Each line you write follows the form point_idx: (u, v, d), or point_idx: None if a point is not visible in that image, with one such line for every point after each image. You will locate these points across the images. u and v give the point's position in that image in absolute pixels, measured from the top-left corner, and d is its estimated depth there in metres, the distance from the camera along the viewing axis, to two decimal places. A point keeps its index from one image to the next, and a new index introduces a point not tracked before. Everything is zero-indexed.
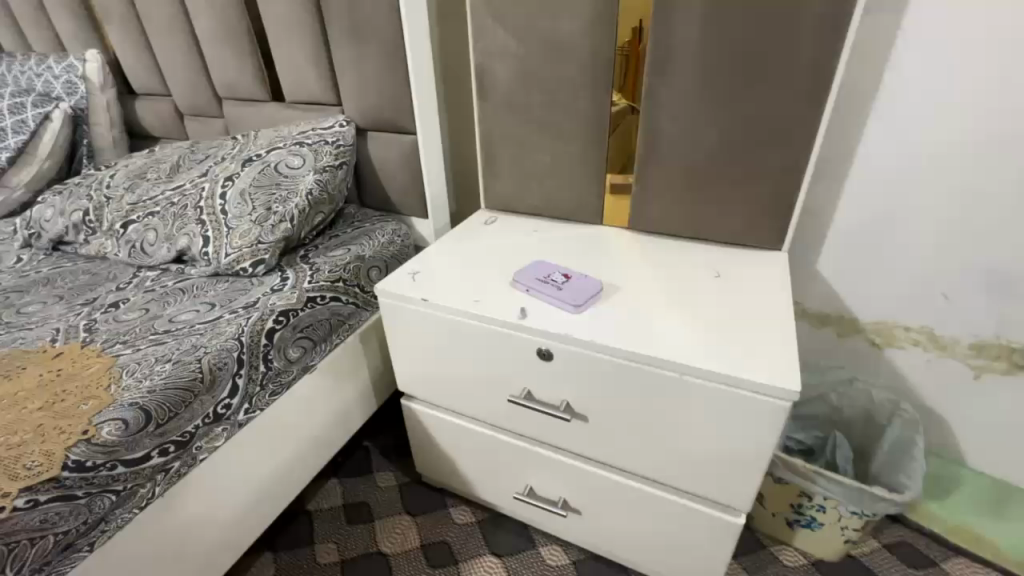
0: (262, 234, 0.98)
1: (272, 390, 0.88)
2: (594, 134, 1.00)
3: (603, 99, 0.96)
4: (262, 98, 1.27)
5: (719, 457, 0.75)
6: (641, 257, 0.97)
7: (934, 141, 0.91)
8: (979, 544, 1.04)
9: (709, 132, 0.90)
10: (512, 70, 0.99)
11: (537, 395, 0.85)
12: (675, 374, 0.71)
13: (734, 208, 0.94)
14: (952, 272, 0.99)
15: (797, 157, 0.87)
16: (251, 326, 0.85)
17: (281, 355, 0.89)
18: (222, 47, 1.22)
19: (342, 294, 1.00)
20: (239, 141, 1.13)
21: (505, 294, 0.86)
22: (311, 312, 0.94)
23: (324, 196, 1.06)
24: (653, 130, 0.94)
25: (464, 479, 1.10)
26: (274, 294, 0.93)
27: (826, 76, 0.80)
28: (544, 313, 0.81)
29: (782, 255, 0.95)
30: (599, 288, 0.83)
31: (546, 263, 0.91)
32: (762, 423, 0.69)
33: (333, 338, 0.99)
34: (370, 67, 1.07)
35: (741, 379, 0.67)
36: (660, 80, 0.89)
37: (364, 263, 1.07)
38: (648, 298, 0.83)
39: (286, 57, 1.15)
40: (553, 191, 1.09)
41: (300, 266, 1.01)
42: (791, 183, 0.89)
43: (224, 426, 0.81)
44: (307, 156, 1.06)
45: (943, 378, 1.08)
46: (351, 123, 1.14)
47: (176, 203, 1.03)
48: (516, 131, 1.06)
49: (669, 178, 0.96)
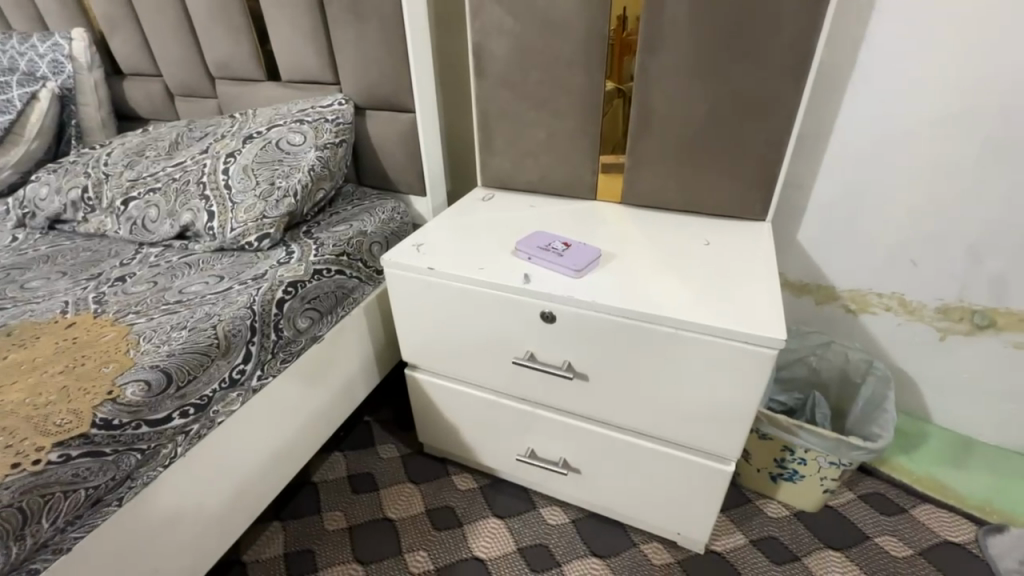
0: (267, 209, 1.00)
1: (283, 358, 0.91)
2: (588, 111, 1.04)
3: (598, 76, 0.99)
4: (258, 77, 1.28)
5: (711, 408, 0.81)
6: (634, 228, 1.02)
7: (904, 116, 0.98)
8: (943, 491, 1.13)
9: (698, 107, 0.95)
10: (509, 48, 1.03)
11: (539, 357, 0.90)
12: (671, 329, 0.76)
13: (722, 181, 1.00)
14: (921, 240, 1.07)
15: (781, 130, 0.92)
16: (262, 296, 0.88)
17: (291, 325, 0.91)
18: (216, 25, 1.22)
19: (347, 268, 1.03)
20: (237, 119, 1.14)
21: (508, 262, 0.90)
22: (318, 284, 0.97)
23: (326, 172, 1.08)
24: (645, 105, 0.98)
25: (466, 445, 1.14)
26: (281, 267, 0.96)
27: (807, 51, 0.85)
28: (547, 278, 0.85)
29: (766, 225, 1.01)
30: (598, 253, 0.88)
31: (545, 233, 0.95)
32: (751, 372, 0.74)
33: (338, 310, 1.02)
34: (368, 45, 1.09)
35: (732, 331, 0.72)
36: (651, 56, 0.93)
37: (366, 238, 1.09)
38: (643, 264, 0.88)
39: (283, 35, 1.16)
40: (549, 167, 1.13)
41: (304, 240, 1.04)
42: (775, 155, 0.95)
43: (239, 391, 0.83)
44: (308, 133, 1.08)
45: (912, 340, 1.17)
46: (350, 101, 1.16)
47: (177, 180, 1.04)
48: (513, 108, 1.09)
49: (661, 153, 1.01)
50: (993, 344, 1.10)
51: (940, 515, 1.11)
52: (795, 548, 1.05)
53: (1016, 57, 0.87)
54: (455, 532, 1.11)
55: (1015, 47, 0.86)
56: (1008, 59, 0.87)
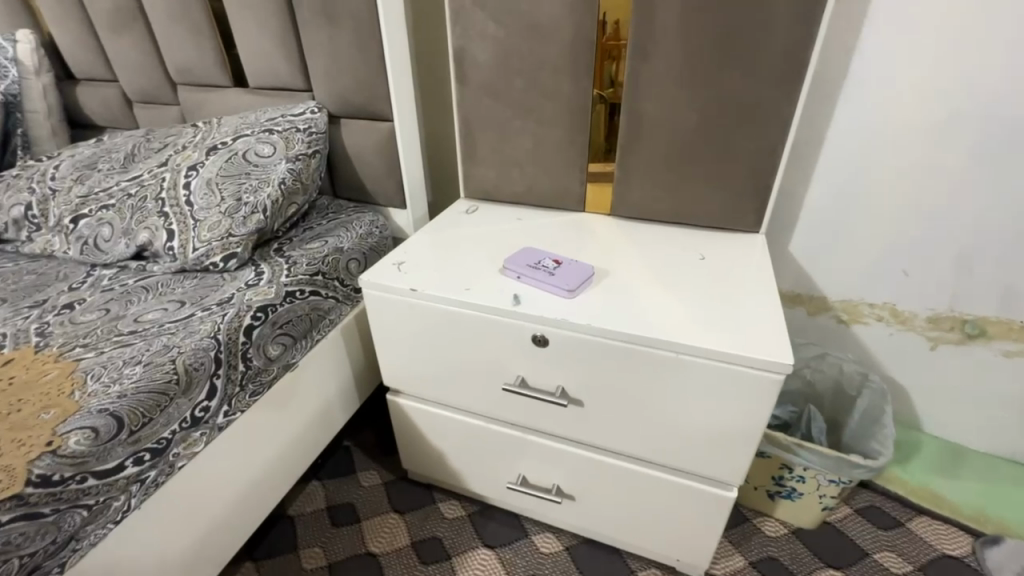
0: (233, 226, 0.92)
1: (251, 390, 0.83)
2: (576, 119, 0.99)
3: (586, 83, 0.95)
4: (223, 83, 1.20)
5: (714, 435, 0.76)
6: (626, 241, 0.98)
7: (896, 124, 0.96)
8: (939, 503, 1.12)
9: (690, 116, 0.91)
10: (492, 54, 0.98)
11: (531, 382, 0.85)
12: (671, 353, 0.71)
13: (714, 192, 0.96)
14: (913, 250, 1.05)
15: (775, 139, 0.89)
16: (228, 323, 0.80)
17: (260, 354, 0.84)
18: (177, 27, 1.14)
19: (322, 288, 0.97)
20: (200, 128, 1.06)
21: (495, 282, 0.85)
22: (290, 307, 0.90)
23: (297, 186, 1.01)
24: (634, 114, 0.94)
25: (453, 471, 1.08)
26: (249, 289, 0.88)
27: (801, 58, 0.82)
28: (537, 298, 0.80)
29: (760, 237, 0.99)
30: (591, 271, 0.83)
31: (535, 249, 0.90)
32: (755, 398, 0.70)
33: (313, 334, 0.95)
34: (341, 50, 1.03)
35: (735, 355, 0.68)
36: (641, 63, 0.89)
37: (343, 255, 1.03)
38: (638, 281, 0.84)
39: (249, 38, 1.09)
40: (535, 178, 1.08)
41: (274, 259, 0.97)
42: (770, 165, 0.92)
43: (203, 431, 0.75)
44: (278, 144, 1.01)
45: (904, 351, 1.15)
46: (323, 110, 1.09)
47: (133, 195, 0.96)
48: (497, 117, 1.04)
49: (652, 163, 0.97)
50: (984, 352, 1.09)
51: (936, 527, 1.10)
52: (794, 568, 1.02)
53: (1007, 64, 0.85)
54: (443, 566, 1.04)
55: (1006, 54, 0.85)
56: (999, 66, 0.86)
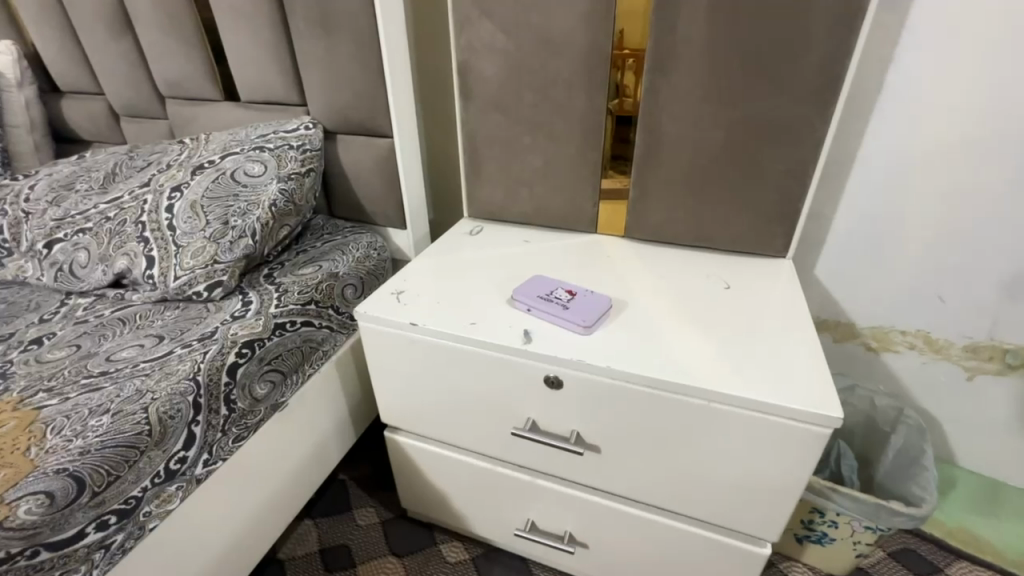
0: (219, 252, 0.85)
1: (235, 435, 0.76)
2: (589, 136, 0.92)
3: (601, 97, 0.88)
4: (214, 96, 1.13)
5: (747, 488, 0.69)
6: (644, 267, 0.91)
7: (934, 141, 0.89)
8: (979, 546, 1.04)
9: (714, 133, 0.84)
10: (500, 67, 0.91)
11: (542, 426, 0.77)
12: (702, 401, 0.64)
13: (739, 215, 0.89)
14: (949, 275, 0.98)
15: (806, 159, 0.82)
16: (209, 362, 0.73)
17: (245, 394, 0.77)
18: (166, 39, 1.08)
19: (315, 317, 0.90)
20: (186, 145, 1.00)
21: (504, 315, 0.77)
22: (279, 341, 0.83)
23: (289, 207, 0.95)
24: (653, 131, 0.87)
25: (456, 512, 1.00)
26: (235, 322, 0.81)
27: (837, 73, 0.76)
28: (550, 335, 0.73)
29: (787, 262, 0.92)
30: (608, 303, 0.76)
31: (547, 278, 0.83)
32: (796, 452, 0.63)
33: (305, 368, 0.88)
34: (338, 63, 0.96)
35: (776, 407, 0.61)
36: (661, 77, 0.83)
37: (339, 281, 0.96)
38: (660, 315, 0.77)
39: (241, 50, 1.03)
40: (545, 198, 1.01)
41: (264, 287, 0.90)
42: (800, 187, 0.85)
43: (180, 484, 0.68)
44: (269, 163, 0.94)
45: (938, 381, 1.08)
46: (318, 126, 1.03)
47: (112, 218, 0.89)
48: (504, 134, 0.97)
49: (670, 183, 0.90)
50: None
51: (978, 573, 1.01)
52: None
53: None
54: None
55: None
56: None
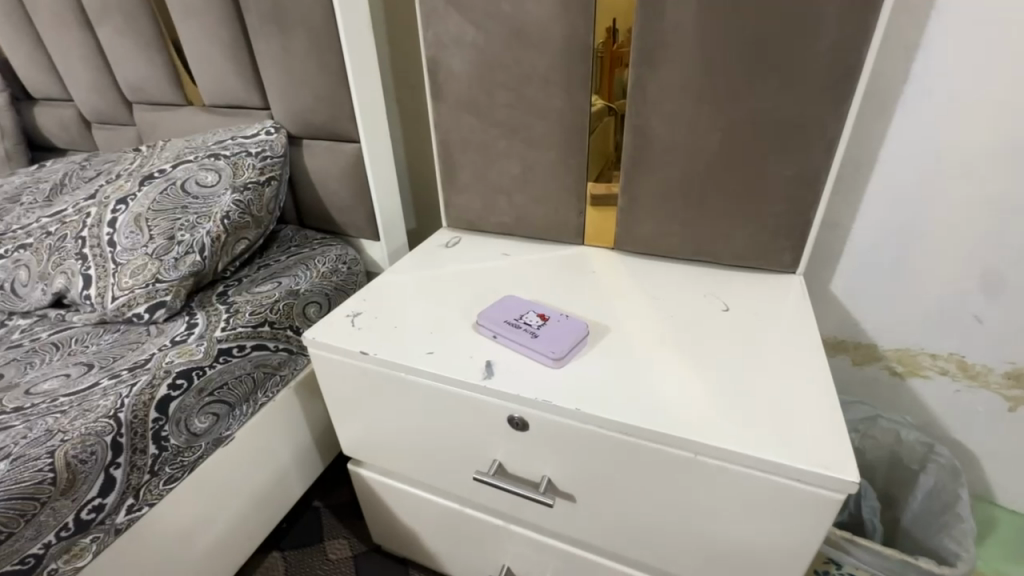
0: (161, 270, 0.78)
1: (168, 476, 0.69)
2: (572, 139, 0.82)
3: (582, 95, 0.78)
4: (179, 101, 1.07)
5: (745, 553, 0.58)
6: (633, 284, 0.81)
7: (968, 140, 0.77)
8: None
9: (711, 133, 0.73)
10: (470, 64, 0.82)
11: (511, 469, 0.68)
12: (689, 454, 0.54)
13: (742, 227, 0.79)
14: (988, 293, 0.85)
15: (817, 164, 0.71)
16: (133, 398, 0.66)
17: (180, 430, 0.69)
18: (127, 42, 1.02)
19: (270, 340, 0.82)
20: (141, 153, 0.94)
21: (467, 344, 0.68)
22: (224, 368, 0.75)
23: (245, 220, 0.87)
24: (641, 133, 0.77)
25: (428, 553, 0.91)
26: (174, 348, 0.74)
27: (854, 62, 0.64)
28: (515, 369, 0.63)
29: (797, 279, 0.81)
30: (586, 329, 0.66)
31: (519, 299, 0.74)
32: (804, 517, 0.52)
33: (257, 396, 0.80)
34: (298, 64, 0.89)
35: (777, 466, 0.50)
36: (649, 72, 0.72)
37: (299, 298, 0.88)
38: (645, 344, 0.67)
39: (200, 51, 0.96)
40: (525, 207, 0.92)
41: (215, 307, 0.82)
42: (811, 194, 0.73)
43: (95, 535, 0.62)
44: (223, 171, 0.87)
45: (975, 412, 0.95)
46: (281, 130, 0.95)
47: (52, 233, 0.83)
48: (478, 138, 0.88)
49: (663, 191, 0.80)
50: None
51: None
52: None
53: None
54: None
55: None
56: None
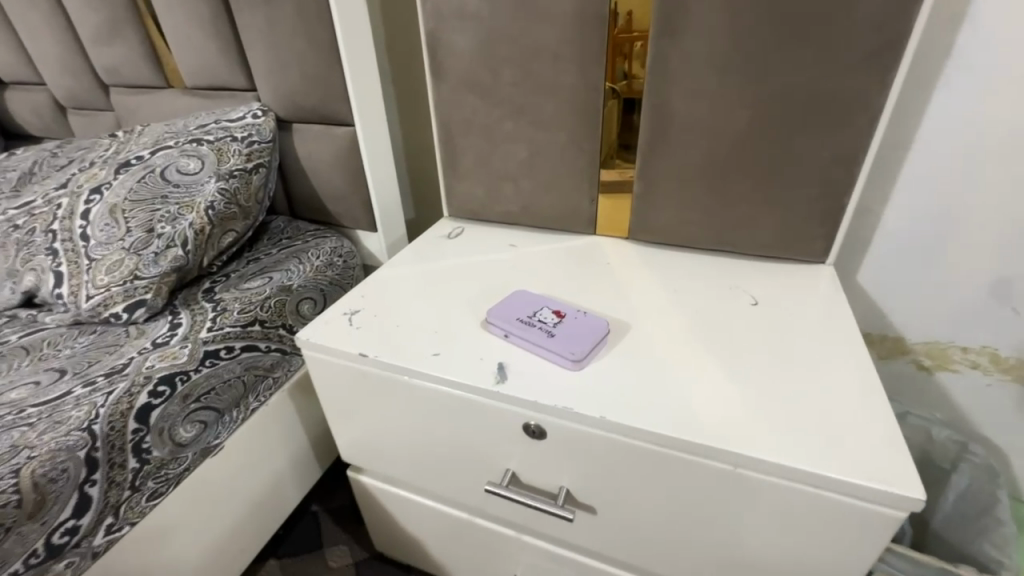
0: (140, 266, 0.72)
1: (151, 491, 0.63)
2: (584, 119, 0.76)
3: (596, 70, 0.72)
4: (158, 83, 0.99)
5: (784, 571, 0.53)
6: (651, 277, 0.75)
7: (1016, 118, 0.71)
8: None
9: (738, 111, 0.67)
10: (473, 38, 0.75)
11: (525, 479, 0.62)
12: (727, 467, 0.49)
13: (770, 214, 0.73)
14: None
15: (854, 144, 0.65)
16: (110, 407, 0.60)
17: (164, 441, 0.64)
18: (101, 18, 0.95)
19: (261, 340, 0.76)
20: (117, 139, 0.87)
21: (475, 344, 0.62)
22: (211, 372, 0.69)
23: (231, 210, 0.81)
24: (662, 112, 0.71)
25: (434, 562, 0.86)
26: (155, 350, 0.68)
27: (900, 29, 0.58)
28: (530, 372, 0.58)
29: (827, 269, 0.75)
30: (606, 327, 0.61)
31: (531, 295, 0.68)
32: (857, 536, 0.48)
33: (248, 401, 0.74)
34: (285, 39, 0.81)
35: (830, 481, 0.45)
36: (672, 44, 0.66)
37: (292, 295, 0.82)
38: (671, 343, 0.61)
39: (178, 28, 0.88)
40: (533, 195, 0.86)
41: (200, 305, 0.76)
42: (847, 177, 0.67)
43: (71, 559, 0.56)
44: (207, 158, 0.80)
45: (1008, 409, 0.90)
46: (269, 114, 0.88)
47: (20, 227, 0.76)
48: (482, 119, 0.82)
49: (685, 176, 0.74)
50: None
51: None
52: None
53: None
54: None
55: None
56: None
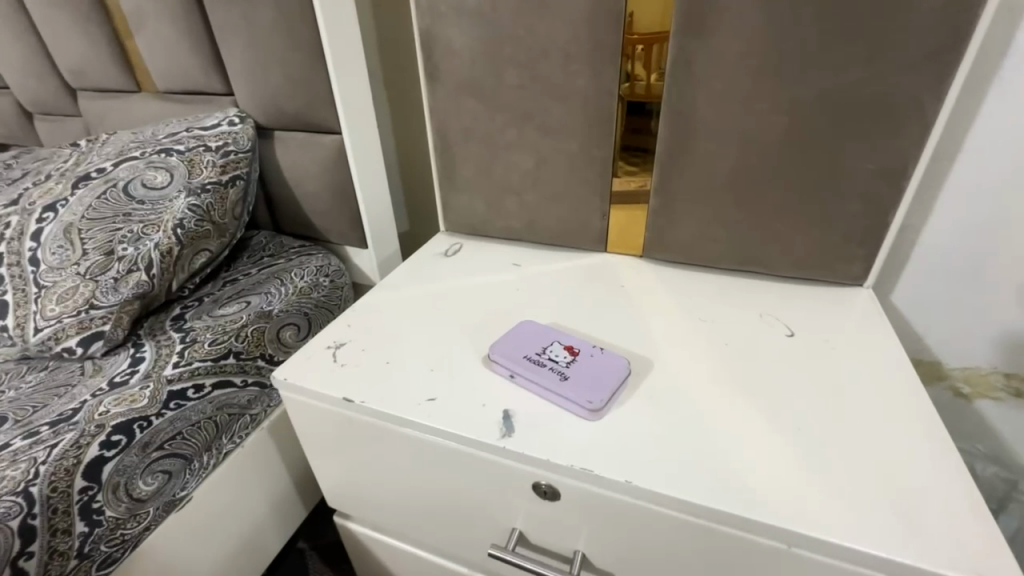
0: (96, 294, 0.64)
1: (103, 557, 0.55)
2: (596, 127, 0.68)
3: (610, 72, 0.64)
4: (129, 87, 0.91)
5: None
6: (672, 302, 0.68)
7: None
8: None
9: (771, 121, 0.60)
10: (472, 36, 0.68)
11: (534, 539, 0.55)
12: (780, 545, 0.42)
13: (804, 233, 0.66)
14: None
15: (904, 156, 0.58)
16: (52, 465, 0.52)
17: (120, 498, 0.56)
18: (64, 15, 0.86)
19: (236, 375, 0.68)
20: (78, 148, 0.79)
21: (478, 386, 0.54)
22: (177, 415, 0.61)
23: (203, 229, 0.73)
24: (687, 121, 0.63)
25: None
26: (111, 392, 0.60)
27: (963, 26, 0.50)
28: (542, 422, 0.50)
29: (864, 292, 0.68)
30: (626, 366, 0.53)
31: (540, 326, 0.60)
32: None
33: (221, 443, 0.65)
34: (263, 38, 0.73)
35: (905, 569, 0.39)
36: (700, 45, 0.58)
37: (272, 322, 0.74)
38: (701, 385, 0.54)
39: (147, 25, 0.80)
40: (538, 209, 0.78)
41: (167, 335, 0.68)
42: (893, 192, 0.60)
43: None
44: (177, 171, 0.73)
45: None
46: (247, 120, 0.80)
47: None
48: (481, 126, 0.74)
49: (709, 192, 0.67)
50: None
51: None
52: None
53: None
54: None
55: None
56: None
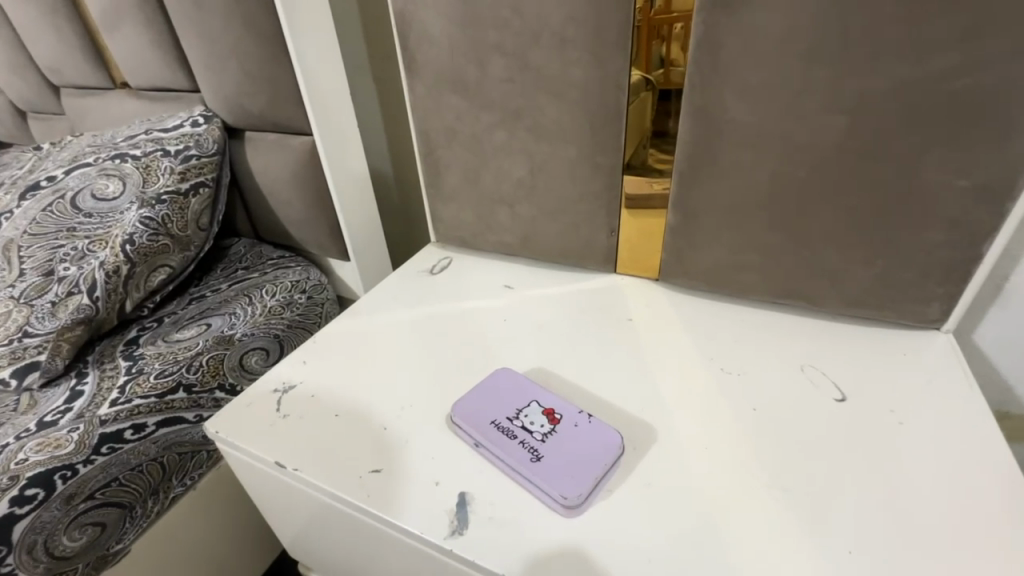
0: (31, 319, 0.60)
1: None
2: (600, 128, 0.56)
3: (616, 61, 0.51)
4: (104, 83, 0.85)
5: None
6: (691, 345, 0.55)
7: None
8: None
9: (827, 122, 0.46)
10: (450, 19, 0.56)
11: None
12: None
13: (863, 263, 0.51)
14: None
15: (1008, 171, 0.43)
16: None
17: (39, 558, 0.50)
18: (34, 7, 0.80)
19: (187, 411, 0.60)
20: (38, 153, 0.74)
21: (436, 457, 0.44)
22: (110, 460, 0.54)
23: (158, 243, 0.65)
24: (715, 124, 0.50)
25: None
26: (36, 433, 0.54)
27: None
28: (505, 516, 0.39)
29: (941, 337, 0.53)
30: (618, 443, 0.42)
31: (519, 376, 0.49)
32: None
33: (169, 485, 0.58)
34: (222, 29, 0.64)
35: None
36: (732, 26, 0.45)
37: (234, 349, 0.65)
38: (717, 473, 0.42)
39: (109, 17, 0.73)
40: (534, 222, 0.66)
41: (112, 364, 0.62)
42: (991, 216, 0.45)
43: None
44: (130, 179, 0.66)
45: None
46: (212, 120, 0.72)
47: None
48: (466, 126, 0.63)
49: (742, 212, 0.53)
50: None
51: None
52: None
53: None
54: None
55: None
56: None
